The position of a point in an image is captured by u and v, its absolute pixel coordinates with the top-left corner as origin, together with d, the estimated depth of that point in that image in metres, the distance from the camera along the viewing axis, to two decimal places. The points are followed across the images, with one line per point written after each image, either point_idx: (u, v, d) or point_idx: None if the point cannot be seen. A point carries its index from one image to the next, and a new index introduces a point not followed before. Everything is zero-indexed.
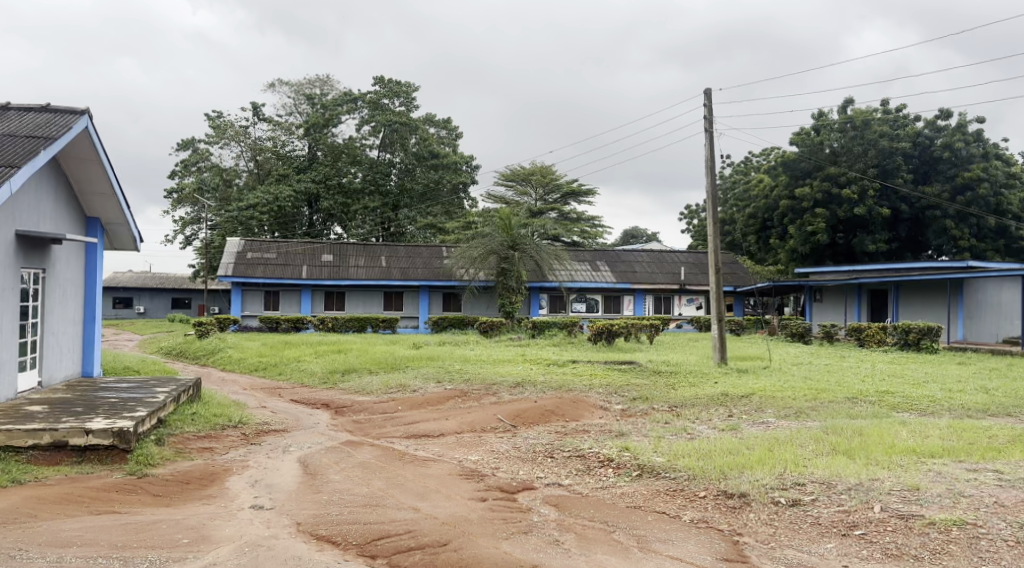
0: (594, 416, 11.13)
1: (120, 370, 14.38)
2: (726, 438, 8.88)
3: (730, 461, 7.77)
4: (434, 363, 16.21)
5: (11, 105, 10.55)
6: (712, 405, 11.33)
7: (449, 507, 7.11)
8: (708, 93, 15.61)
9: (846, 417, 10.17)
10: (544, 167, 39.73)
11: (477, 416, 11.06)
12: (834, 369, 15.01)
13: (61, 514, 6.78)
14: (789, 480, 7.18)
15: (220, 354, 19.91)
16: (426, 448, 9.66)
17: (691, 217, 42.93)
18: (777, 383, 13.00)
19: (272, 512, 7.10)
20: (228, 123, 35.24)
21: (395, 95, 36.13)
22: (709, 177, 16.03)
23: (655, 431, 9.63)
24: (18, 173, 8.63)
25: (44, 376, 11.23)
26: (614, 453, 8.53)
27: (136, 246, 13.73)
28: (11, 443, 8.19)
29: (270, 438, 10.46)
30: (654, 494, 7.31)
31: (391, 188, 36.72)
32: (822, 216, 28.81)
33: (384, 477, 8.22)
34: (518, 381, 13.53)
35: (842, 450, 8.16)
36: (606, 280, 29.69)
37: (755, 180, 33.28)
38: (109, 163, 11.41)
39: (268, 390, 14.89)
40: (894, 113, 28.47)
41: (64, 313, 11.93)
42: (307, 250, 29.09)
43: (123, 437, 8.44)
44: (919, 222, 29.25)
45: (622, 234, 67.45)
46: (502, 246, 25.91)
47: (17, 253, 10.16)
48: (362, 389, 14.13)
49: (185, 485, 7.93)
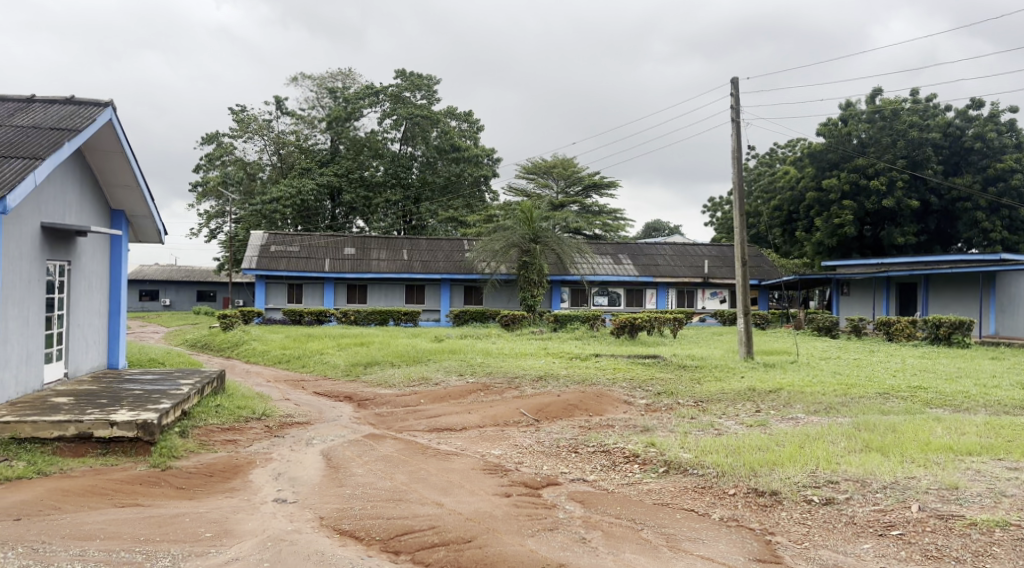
0: (618, 410, 10.99)
1: (145, 362, 14.44)
2: (755, 434, 8.70)
3: (761, 458, 7.59)
4: (456, 356, 16.12)
5: (36, 97, 10.56)
6: (739, 401, 11.13)
7: (472, 502, 7.00)
8: (735, 82, 15.36)
9: (878, 413, 9.96)
10: (566, 159, 39.58)
11: (500, 410, 10.95)
12: (863, 364, 14.71)
13: (85, 506, 6.76)
14: (822, 478, 7.00)
15: (244, 346, 19.95)
16: (448, 442, 9.57)
17: (714, 210, 42.49)
18: (805, 378, 12.78)
19: (295, 506, 7.04)
20: (252, 117, 35.39)
21: (417, 88, 36.07)
22: (736, 168, 15.75)
23: (681, 426, 9.46)
24: (42, 165, 8.61)
25: (70, 368, 11.27)
26: (640, 448, 8.38)
27: (161, 239, 13.75)
28: (37, 434, 8.21)
29: (294, 431, 10.42)
30: (682, 491, 7.16)
31: (413, 181, 36.65)
32: (849, 208, 28.43)
33: (407, 471, 8.14)
34: (541, 375, 13.41)
35: (875, 447, 7.96)
36: (628, 273, 29.44)
37: (781, 172, 32.87)
38: (133, 156, 11.39)
39: (291, 382, 14.88)
40: (924, 103, 28.12)
41: (89, 305, 11.96)
42: (329, 243, 29.14)
43: (147, 430, 8.42)
44: (949, 214, 28.67)
45: (644, 226, 66.93)
46: (524, 238, 25.75)
47: (42, 245, 10.18)
48: (384, 381, 14.08)
49: (209, 478, 7.89)
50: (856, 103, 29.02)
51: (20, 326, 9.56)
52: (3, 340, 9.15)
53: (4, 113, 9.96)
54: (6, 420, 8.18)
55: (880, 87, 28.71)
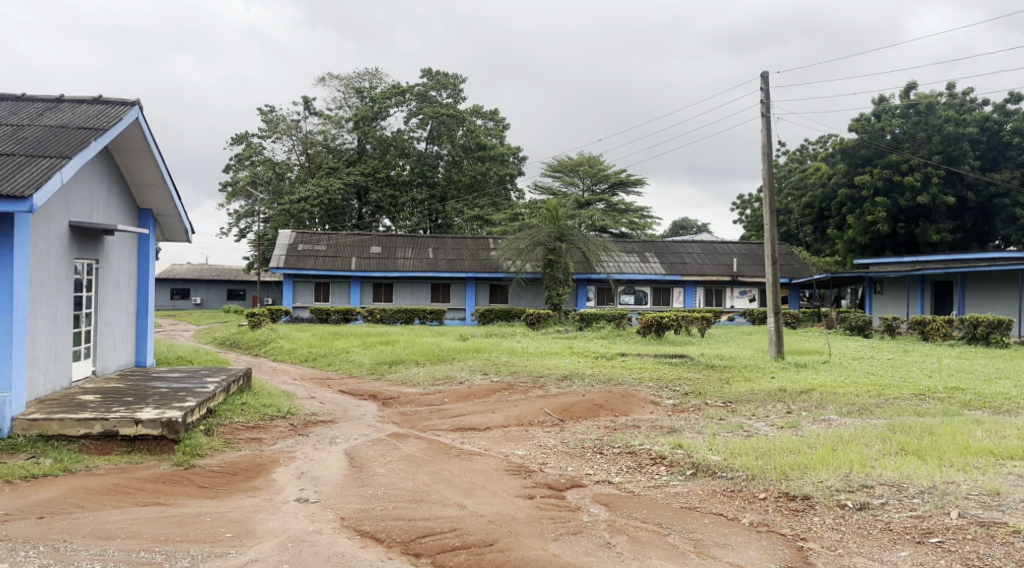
0: (645, 411, 10.80)
1: (173, 360, 14.51)
2: (786, 436, 8.49)
3: (792, 461, 7.39)
4: (481, 355, 16.01)
5: (65, 97, 10.60)
6: (770, 402, 10.90)
7: (495, 504, 6.87)
8: (765, 77, 15.08)
9: (913, 415, 9.68)
10: (592, 157, 39.32)
11: (525, 410, 10.80)
12: (898, 364, 14.36)
13: (108, 505, 6.73)
14: (856, 482, 6.78)
15: (271, 344, 20.04)
16: (472, 442, 9.45)
17: (743, 208, 41.99)
18: (838, 379, 12.46)
19: (316, 506, 6.96)
20: (280, 117, 35.59)
21: (443, 87, 36.05)
22: (766, 164, 15.48)
23: (709, 428, 9.26)
24: (69, 164, 8.61)
25: (98, 365, 11.32)
26: (667, 450, 8.20)
27: (188, 237, 13.78)
28: (63, 432, 8.23)
29: (318, 429, 10.37)
30: (710, 494, 6.98)
31: (439, 180, 36.57)
32: (883, 205, 27.89)
33: (429, 472, 8.03)
34: (567, 374, 13.27)
35: (911, 450, 7.72)
36: (655, 272, 29.15)
37: (812, 169, 32.38)
38: (160, 155, 11.40)
39: (316, 380, 14.87)
40: (961, 97, 27.48)
41: (117, 303, 12.00)
42: (356, 242, 29.19)
43: (172, 428, 8.40)
44: (986, 210, 28.13)
45: (671, 225, 66.37)
46: (550, 237, 25.60)
47: (70, 244, 10.21)
48: (408, 380, 13.99)
49: (231, 477, 7.84)
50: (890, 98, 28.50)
51: (49, 324, 9.59)
52: (32, 338, 9.19)
53: (33, 114, 10.01)
54: (34, 418, 8.22)
55: (914, 81, 28.17)
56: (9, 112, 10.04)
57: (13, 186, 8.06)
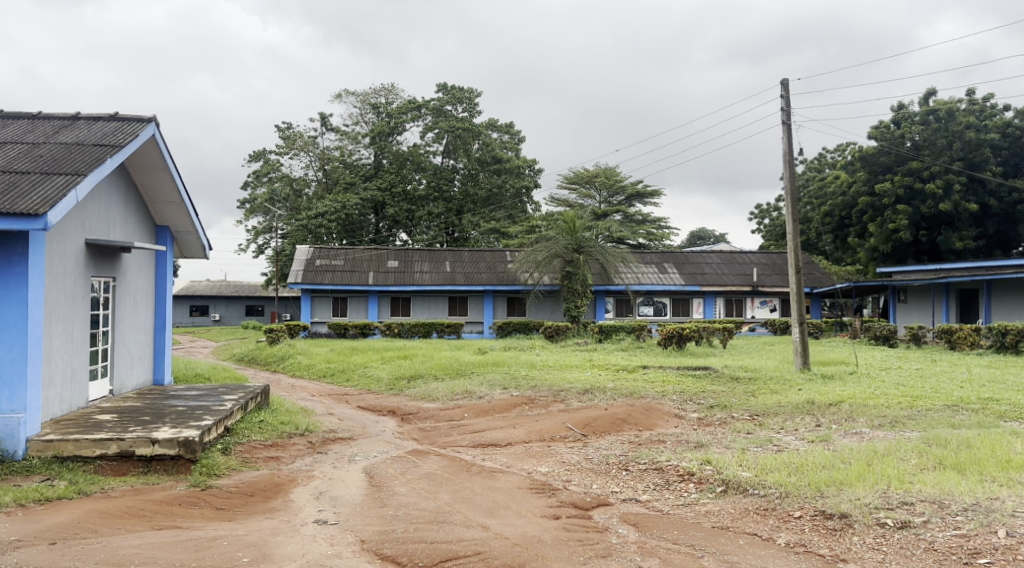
0: (670, 425, 10.54)
1: (190, 378, 14.39)
2: (819, 451, 8.21)
3: (827, 477, 7.12)
4: (500, 369, 15.82)
5: (81, 115, 10.54)
6: (798, 414, 10.61)
7: (520, 525, 6.66)
8: (786, 83, 14.88)
9: (949, 427, 9.39)
10: (608, 168, 39.15)
11: (546, 425, 10.59)
12: (927, 374, 14.02)
13: (122, 529, 6.57)
14: (895, 499, 6.51)
15: (289, 360, 19.90)
16: (493, 459, 9.24)
17: (761, 217, 41.60)
18: (867, 390, 12.15)
19: (336, 528, 6.77)
20: (297, 133, 35.72)
21: (458, 101, 36.02)
22: (787, 173, 15.22)
23: (737, 442, 8.99)
24: (84, 181, 8.54)
25: (115, 385, 11.20)
26: (695, 466, 7.95)
27: (205, 254, 13.72)
28: (79, 453, 8.12)
29: (337, 447, 10.20)
30: (742, 513, 6.73)
31: (455, 194, 36.42)
32: (904, 212, 27.51)
33: (451, 490, 7.83)
34: (588, 388, 13.02)
35: (949, 464, 7.44)
36: (674, 282, 28.88)
37: (831, 177, 32.03)
38: (178, 172, 11.35)
39: (335, 396, 14.71)
40: (981, 103, 27.10)
41: (134, 322, 11.91)
42: (373, 256, 29.15)
43: (189, 447, 8.26)
44: (1009, 216, 27.74)
45: (688, 237, 66.15)
46: (567, 249, 25.38)
47: (86, 262, 10.12)
48: (428, 395, 13.80)
49: (249, 498, 7.67)
50: (909, 105, 28.13)
51: (64, 343, 9.50)
52: (48, 358, 9.09)
53: (49, 131, 9.96)
54: (50, 438, 8.12)
55: (933, 88, 27.78)
56: (25, 131, 9.99)
57: (27, 204, 7.97)
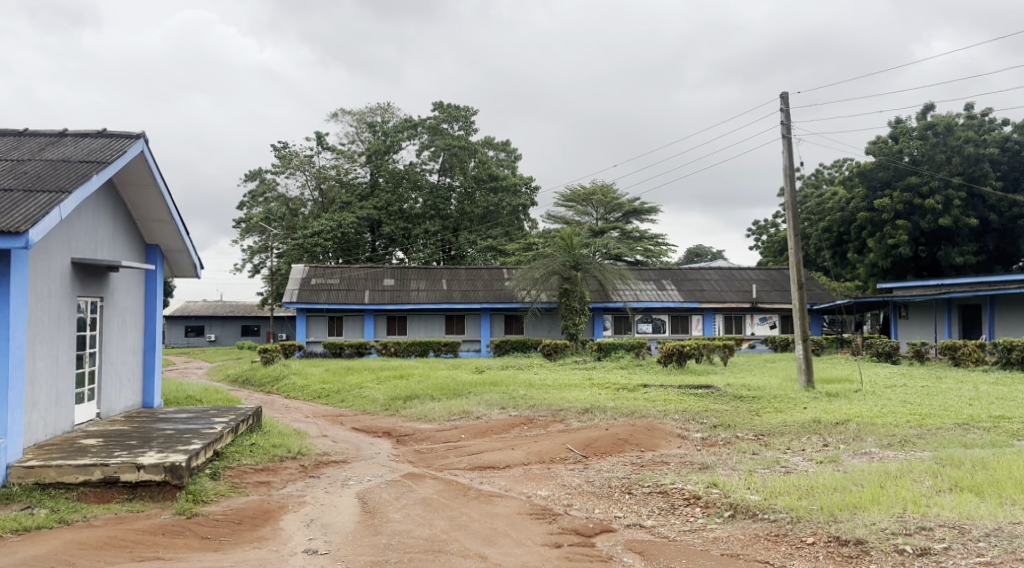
0: (672, 446, 10.23)
1: (181, 400, 14.02)
2: (828, 472, 7.90)
3: (839, 501, 6.82)
4: (498, 388, 15.48)
5: (69, 132, 10.28)
6: (804, 434, 10.31)
7: (520, 555, 6.36)
8: (785, 97, 14.72)
9: (961, 446, 9.10)
10: (605, 186, 38.99)
11: (546, 446, 10.27)
12: (934, 391, 13.71)
13: (102, 561, 6.26)
14: (913, 524, 6.21)
15: (284, 381, 19.52)
16: (491, 482, 8.92)
17: (760, 233, 41.36)
18: (874, 408, 11.84)
19: (326, 558, 6.45)
20: (294, 153, 35.59)
21: (453, 119, 35.90)
22: (788, 187, 14.98)
23: (744, 464, 8.68)
24: (69, 199, 8.27)
25: (102, 408, 10.89)
26: (700, 489, 7.64)
27: (197, 273, 13.44)
28: (61, 479, 7.78)
29: (330, 471, 9.88)
30: (752, 539, 6.43)
31: (451, 212, 36.15)
32: (904, 228, 27.31)
33: (447, 517, 7.51)
34: (587, 407, 12.69)
35: (966, 486, 7.15)
36: (673, 299, 28.64)
37: (829, 194, 31.92)
38: (167, 191, 11.12)
39: (330, 418, 14.34)
40: (980, 118, 26.95)
41: (123, 343, 11.60)
42: (369, 275, 28.89)
43: (175, 473, 7.96)
44: (1009, 232, 27.68)
45: (686, 254, 65.78)
46: (564, 265, 25.12)
47: (72, 282, 9.82)
48: (423, 416, 13.46)
49: (237, 526, 7.35)
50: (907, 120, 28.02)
51: (49, 366, 9.19)
52: (31, 382, 8.79)
53: (35, 148, 9.70)
54: (32, 464, 7.80)
55: (931, 103, 27.70)
56: (10, 148, 9.74)
57: (10, 222, 7.70)
